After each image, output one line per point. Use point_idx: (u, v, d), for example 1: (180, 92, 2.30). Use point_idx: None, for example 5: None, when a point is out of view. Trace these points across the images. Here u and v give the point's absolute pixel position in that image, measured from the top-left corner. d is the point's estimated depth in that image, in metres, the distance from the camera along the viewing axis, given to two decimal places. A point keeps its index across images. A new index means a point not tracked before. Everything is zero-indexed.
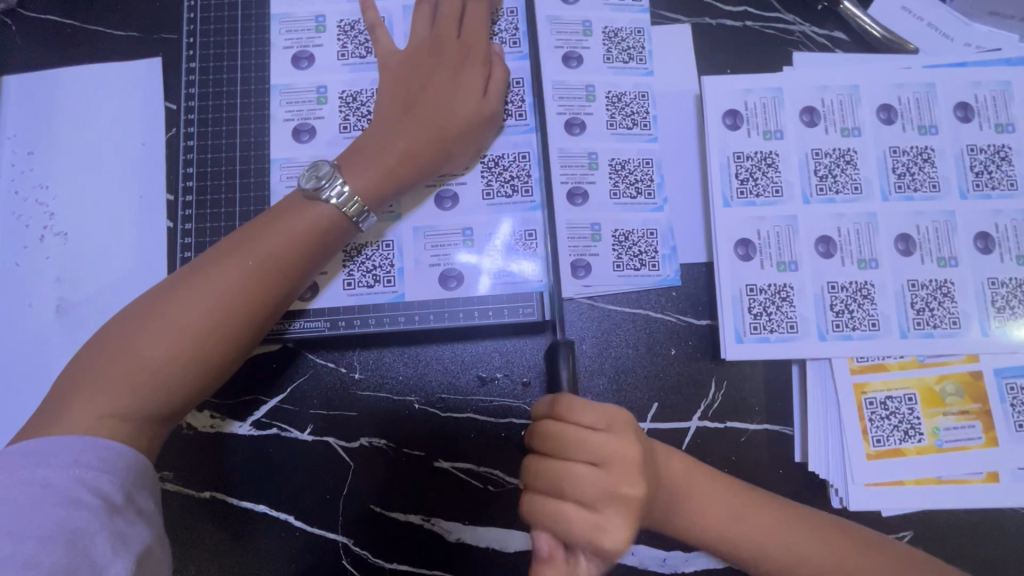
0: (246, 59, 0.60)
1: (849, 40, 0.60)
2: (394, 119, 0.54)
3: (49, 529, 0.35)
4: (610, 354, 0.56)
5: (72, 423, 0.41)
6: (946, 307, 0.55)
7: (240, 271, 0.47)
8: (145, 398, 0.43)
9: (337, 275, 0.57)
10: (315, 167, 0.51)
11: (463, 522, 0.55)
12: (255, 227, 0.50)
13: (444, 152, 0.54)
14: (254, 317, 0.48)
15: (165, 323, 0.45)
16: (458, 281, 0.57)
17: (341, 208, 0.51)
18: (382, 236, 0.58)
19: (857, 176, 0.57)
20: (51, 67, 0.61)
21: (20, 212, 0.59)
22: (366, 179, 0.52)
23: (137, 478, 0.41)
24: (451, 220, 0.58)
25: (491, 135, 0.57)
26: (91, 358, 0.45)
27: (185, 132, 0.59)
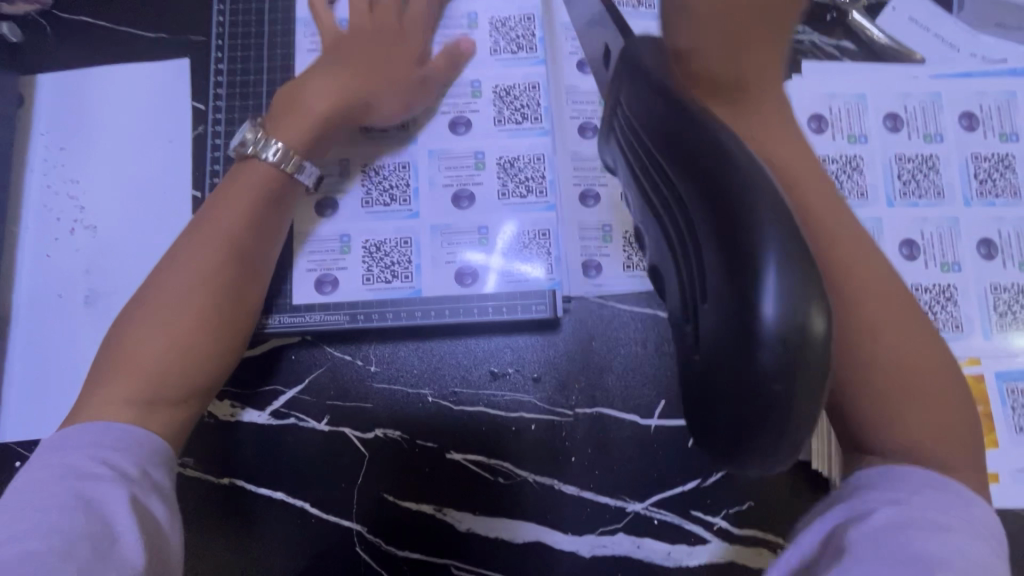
0: (272, 62, 0.62)
1: (856, 49, 0.62)
2: (325, 71, 0.55)
3: (70, 502, 0.37)
4: (619, 351, 0.59)
5: (97, 406, 0.43)
6: (949, 310, 0.57)
7: (201, 247, 0.49)
8: (156, 380, 0.45)
9: (356, 270, 0.60)
10: (247, 129, 0.53)
11: (474, 512, 0.57)
12: (210, 206, 0.51)
13: (368, 101, 0.56)
14: (226, 281, 0.49)
15: (150, 314, 0.46)
16: (474, 278, 0.60)
17: (278, 166, 0.52)
18: (401, 233, 0.60)
19: (863, 182, 0.59)
20: (83, 66, 0.64)
21: (51, 206, 0.61)
22: (290, 132, 0.53)
23: (154, 453, 0.43)
24: (466, 218, 0.60)
25: (419, 98, 0.60)
26: (103, 349, 0.47)
27: (213, 131, 0.61)
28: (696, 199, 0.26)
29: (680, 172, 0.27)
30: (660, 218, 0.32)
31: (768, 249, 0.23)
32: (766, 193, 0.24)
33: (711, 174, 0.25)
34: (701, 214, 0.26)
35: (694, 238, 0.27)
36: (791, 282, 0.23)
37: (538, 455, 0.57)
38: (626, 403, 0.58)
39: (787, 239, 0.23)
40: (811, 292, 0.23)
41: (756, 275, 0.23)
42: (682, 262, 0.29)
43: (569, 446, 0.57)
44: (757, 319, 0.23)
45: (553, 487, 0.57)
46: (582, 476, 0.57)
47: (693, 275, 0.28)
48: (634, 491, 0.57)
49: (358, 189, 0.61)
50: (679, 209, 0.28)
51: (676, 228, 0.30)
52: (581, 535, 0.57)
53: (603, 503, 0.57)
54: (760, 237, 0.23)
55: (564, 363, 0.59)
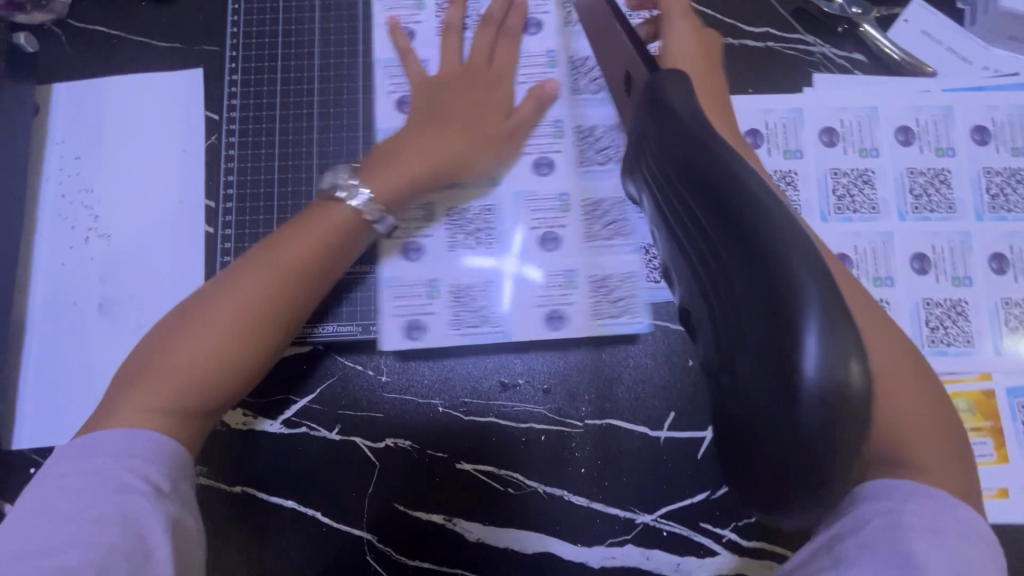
0: (285, 73, 0.62)
1: (867, 61, 0.62)
2: (417, 127, 0.57)
3: (107, 514, 0.38)
4: (630, 363, 0.59)
5: (122, 412, 0.43)
6: (960, 325, 0.56)
7: (262, 270, 0.49)
8: (183, 390, 0.45)
9: (442, 315, 0.59)
10: (335, 171, 0.54)
11: (484, 522, 0.57)
12: (282, 232, 0.52)
13: (463, 161, 0.57)
14: (272, 306, 0.49)
15: (197, 325, 0.46)
16: (563, 323, 0.59)
17: (363, 212, 0.53)
18: (485, 276, 0.60)
19: (874, 196, 0.59)
20: (98, 76, 0.64)
21: (66, 214, 0.62)
22: (382, 182, 0.54)
23: (181, 465, 0.44)
24: (556, 261, 0.60)
25: (509, 152, 0.60)
26: (139, 355, 0.47)
27: (227, 142, 0.61)
28: (714, 224, 0.22)
29: (692, 190, 0.23)
30: (669, 234, 0.27)
31: (805, 288, 0.19)
32: (786, 222, 0.20)
33: (726, 198, 0.21)
34: (722, 242, 0.21)
35: (713, 267, 0.23)
36: (833, 328, 0.19)
37: (547, 466, 0.58)
38: (636, 414, 0.58)
39: (820, 277, 0.19)
40: (848, 341, 0.19)
41: (796, 320, 0.19)
42: (701, 288, 0.25)
43: (580, 457, 0.58)
44: (798, 370, 0.19)
45: (563, 498, 0.57)
46: (592, 487, 0.57)
47: (717, 306, 0.23)
48: (644, 503, 0.57)
49: (443, 233, 0.61)
50: (692, 231, 0.24)
51: (689, 252, 0.25)
52: (590, 546, 0.57)
53: (612, 515, 0.57)
54: (793, 275, 0.19)
55: (575, 374, 0.59)
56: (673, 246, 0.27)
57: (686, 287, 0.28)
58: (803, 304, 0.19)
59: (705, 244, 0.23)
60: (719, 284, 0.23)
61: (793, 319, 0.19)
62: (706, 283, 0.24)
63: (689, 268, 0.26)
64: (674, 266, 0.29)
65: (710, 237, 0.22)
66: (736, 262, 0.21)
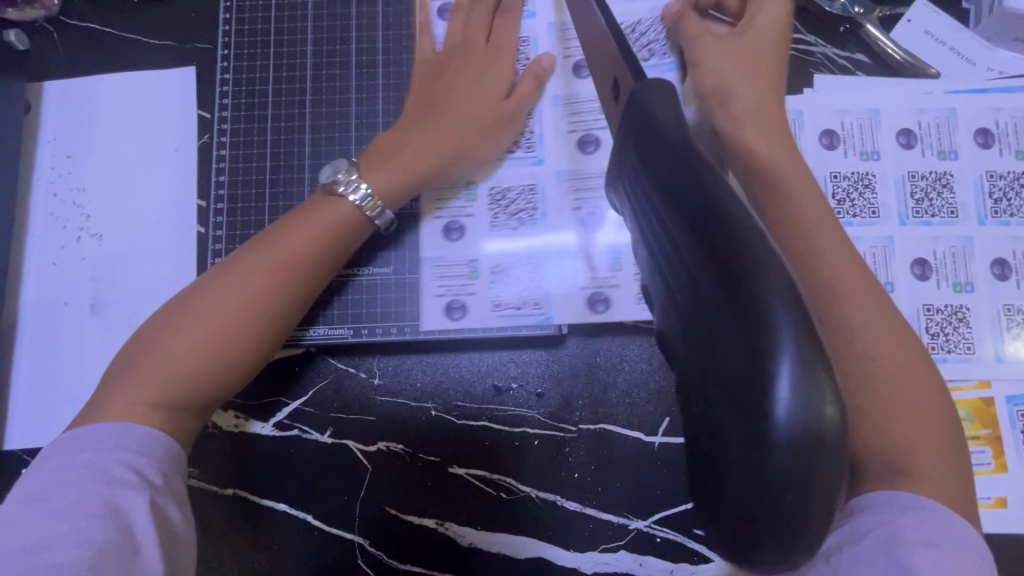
0: (277, 72, 0.62)
1: (870, 62, 0.61)
2: (417, 119, 0.56)
3: (96, 507, 0.37)
4: (624, 368, 0.58)
5: (112, 405, 0.43)
6: (961, 332, 0.56)
7: (260, 265, 0.48)
8: (170, 387, 0.44)
9: (485, 297, 0.59)
10: (335, 164, 0.53)
11: (476, 527, 0.57)
12: (279, 226, 0.51)
13: (463, 150, 0.56)
14: (264, 305, 0.48)
15: (191, 320, 0.46)
16: (605, 305, 0.58)
17: (362, 209, 0.52)
18: (531, 257, 0.59)
19: (875, 200, 0.58)
20: (90, 73, 0.64)
21: (58, 213, 0.61)
22: (383, 178, 0.53)
23: (172, 462, 0.43)
24: (597, 242, 0.59)
25: (510, 134, 0.59)
26: (130, 348, 0.46)
27: (219, 141, 0.61)
28: (692, 248, 0.21)
29: (671, 210, 0.22)
30: (650, 255, 0.26)
31: (781, 321, 0.18)
32: (765, 248, 0.19)
33: (704, 222, 0.20)
34: (700, 267, 0.20)
35: (692, 292, 0.22)
36: (807, 365, 0.18)
37: (540, 471, 0.57)
38: (630, 420, 0.58)
39: (797, 311, 0.18)
40: (824, 378, 0.18)
41: (771, 353, 0.18)
42: (680, 313, 0.24)
43: (573, 463, 0.57)
44: (770, 407, 0.18)
45: (556, 504, 0.57)
46: (585, 493, 0.57)
47: (695, 333, 0.23)
48: (637, 509, 0.57)
49: (484, 212, 0.60)
50: (672, 253, 0.23)
51: (669, 274, 0.24)
52: (583, 552, 0.57)
53: (605, 520, 0.57)
54: (770, 307, 0.18)
55: (569, 379, 0.58)
56: (655, 267, 0.26)
57: (665, 312, 0.27)
58: (778, 337, 0.18)
59: (684, 268, 0.22)
60: (698, 310, 0.22)
61: (767, 352, 0.18)
62: (685, 308, 0.23)
63: (669, 291, 0.25)
64: (655, 287, 0.28)
65: (689, 261, 0.21)
66: (714, 289, 0.20)
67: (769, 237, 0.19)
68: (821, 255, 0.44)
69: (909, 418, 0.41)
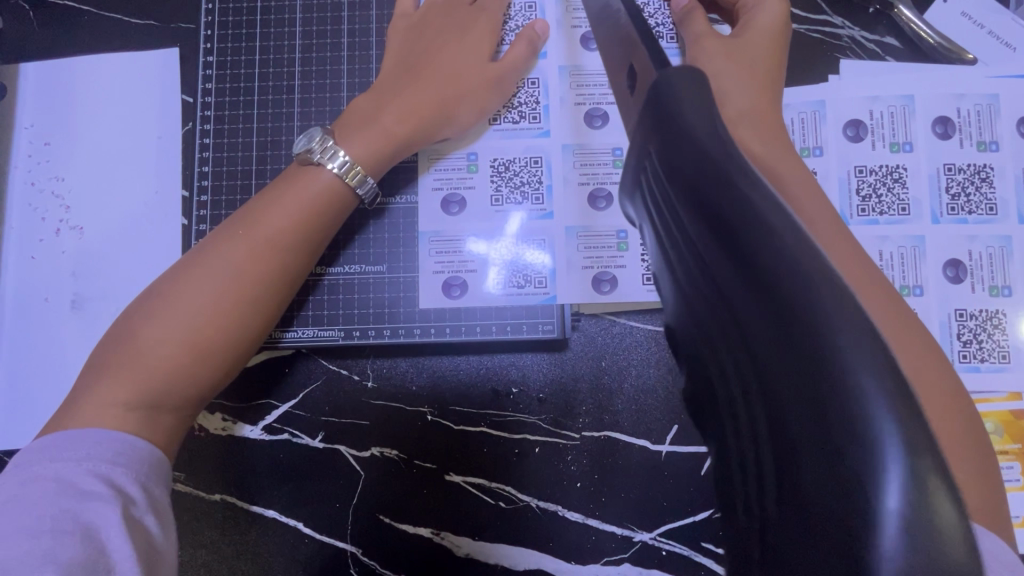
0: (264, 54, 0.58)
1: (902, 46, 0.56)
2: (395, 80, 0.52)
3: (64, 523, 0.34)
4: (631, 372, 0.55)
5: (86, 407, 0.40)
6: (995, 339, 0.52)
7: (234, 251, 0.45)
8: (145, 393, 0.41)
9: (488, 279, 0.56)
10: (308, 134, 0.49)
11: (474, 537, 0.54)
12: (253, 210, 0.47)
13: (445, 115, 0.52)
14: (241, 296, 0.44)
15: (163, 313, 0.43)
16: (611, 286, 0.55)
17: (342, 178, 0.48)
18: (535, 235, 0.56)
19: (906, 196, 0.54)
20: (68, 55, 0.60)
21: (35, 204, 0.58)
22: (361, 145, 0.49)
23: (153, 471, 0.40)
24: (604, 219, 0.56)
25: (497, 99, 0.54)
26: (105, 342, 0.43)
27: (202, 128, 0.57)
28: (741, 293, 0.16)
29: (708, 241, 0.17)
30: (678, 278, 0.22)
31: (880, 417, 0.13)
32: (847, 302, 0.14)
33: (752, 256, 0.15)
34: (754, 320, 0.16)
35: (742, 349, 0.17)
36: (930, 492, 0.12)
37: (540, 481, 0.54)
38: (637, 427, 0.55)
39: (902, 400, 0.13)
40: (945, 494, 0.12)
41: (868, 468, 0.13)
42: (722, 371, 0.19)
43: (575, 472, 0.54)
44: (865, 551, 0.13)
45: (558, 514, 0.54)
46: (588, 503, 0.54)
47: (746, 402, 0.18)
48: (643, 521, 0.54)
49: (486, 186, 0.56)
50: (712, 294, 0.18)
51: (706, 318, 0.19)
52: (586, 565, 0.54)
53: (609, 533, 0.54)
54: (864, 394, 0.13)
55: (572, 383, 0.55)
56: (685, 303, 0.21)
57: (697, 358, 0.22)
58: (880, 444, 0.13)
59: (728, 313, 0.17)
60: (751, 375, 0.17)
61: (861, 465, 0.13)
62: (732, 367, 0.18)
63: (706, 338, 0.20)
64: (683, 328, 0.23)
65: (735, 308, 0.17)
66: (777, 353, 0.15)
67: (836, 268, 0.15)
68: (838, 241, 0.39)
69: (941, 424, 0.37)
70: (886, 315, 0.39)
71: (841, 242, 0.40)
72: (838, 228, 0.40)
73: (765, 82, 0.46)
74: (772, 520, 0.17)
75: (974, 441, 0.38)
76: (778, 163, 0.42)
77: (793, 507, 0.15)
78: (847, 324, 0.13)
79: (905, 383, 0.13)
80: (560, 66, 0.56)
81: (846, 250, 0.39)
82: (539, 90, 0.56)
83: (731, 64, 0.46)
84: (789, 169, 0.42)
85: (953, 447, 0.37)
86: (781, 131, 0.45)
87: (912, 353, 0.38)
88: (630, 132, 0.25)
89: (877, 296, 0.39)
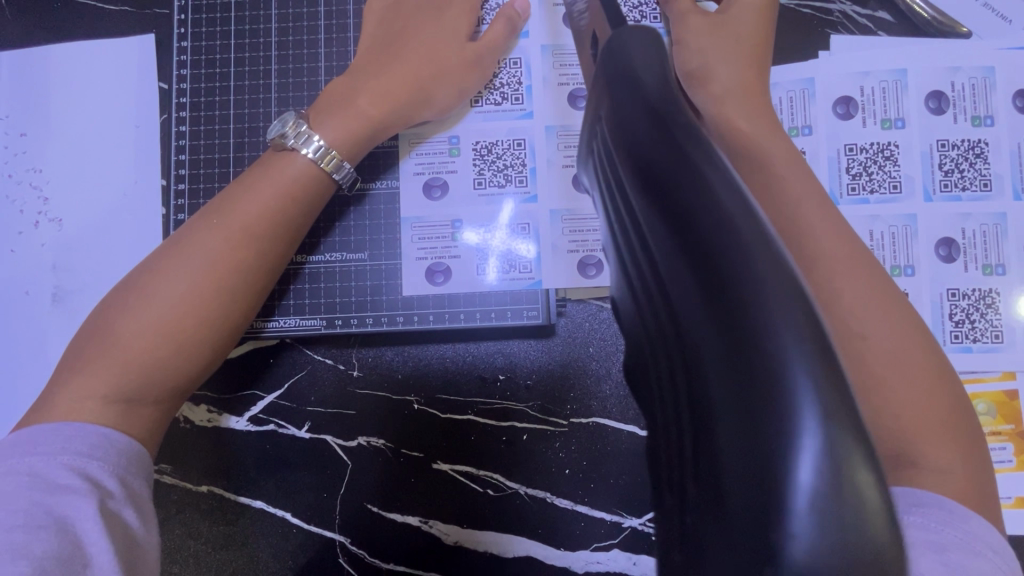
0: (239, 39, 0.56)
1: (894, 20, 0.54)
2: (372, 61, 0.51)
3: (37, 517, 0.33)
4: (617, 359, 0.54)
5: (64, 400, 0.40)
6: (988, 319, 0.51)
7: (211, 239, 0.44)
8: (116, 383, 0.40)
9: (472, 263, 0.55)
10: (281, 119, 0.48)
11: (462, 525, 0.54)
12: (230, 197, 0.46)
13: (423, 96, 0.51)
14: (218, 285, 0.44)
15: (140, 304, 0.42)
16: (598, 269, 0.55)
17: (318, 163, 0.47)
18: (519, 217, 0.55)
19: (897, 173, 0.53)
20: (41, 44, 0.59)
21: (12, 197, 0.57)
22: (339, 130, 0.48)
23: (132, 463, 0.39)
24: (589, 202, 0.55)
25: (478, 80, 0.53)
26: (83, 334, 0.43)
27: (178, 116, 0.56)
28: (673, 266, 0.15)
29: (648, 213, 0.17)
30: (623, 258, 0.21)
31: (799, 381, 0.12)
32: (777, 261, 0.13)
33: (687, 224, 0.14)
34: (680, 285, 0.15)
35: (669, 316, 0.16)
36: (842, 462, 0.11)
37: (528, 468, 0.54)
38: (625, 413, 0.54)
39: (821, 364, 0.12)
40: (862, 471, 0.12)
41: (782, 437, 0.12)
42: (655, 341, 0.18)
43: (562, 459, 0.54)
44: (775, 530, 0.12)
45: (545, 501, 0.54)
46: (576, 489, 0.54)
47: (672, 372, 0.17)
48: (632, 507, 0.53)
49: (469, 169, 0.55)
50: (650, 270, 0.17)
51: (645, 297, 0.19)
52: (574, 551, 0.54)
53: (598, 519, 0.53)
54: (786, 360, 0.12)
55: (557, 370, 0.55)
56: (629, 284, 0.21)
57: (638, 339, 0.21)
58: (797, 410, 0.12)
59: (661, 290, 0.17)
60: (678, 353, 0.16)
61: (776, 434, 0.12)
62: (662, 346, 0.18)
63: (645, 318, 0.19)
64: (625, 300, 0.22)
65: (665, 274, 0.16)
66: (699, 315, 0.14)
67: (773, 236, 0.14)
68: (823, 219, 0.38)
69: (930, 406, 0.36)
70: (874, 295, 0.38)
71: (828, 220, 0.38)
72: (824, 206, 0.39)
73: (749, 58, 0.45)
74: (690, 503, 0.16)
75: (970, 423, 0.37)
76: (762, 141, 0.41)
77: (710, 486, 0.14)
78: (773, 280, 0.13)
79: (829, 350, 0.13)
80: (542, 46, 0.55)
81: (831, 227, 0.38)
82: (521, 70, 0.55)
83: (716, 39, 0.45)
84: (773, 146, 0.41)
85: (948, 428, 0.36)
86: (768, 109, 0.43)
87: (898, 335, 0.37)
88: (589, 97, 0.24)
89: (862, 274, 0.38)
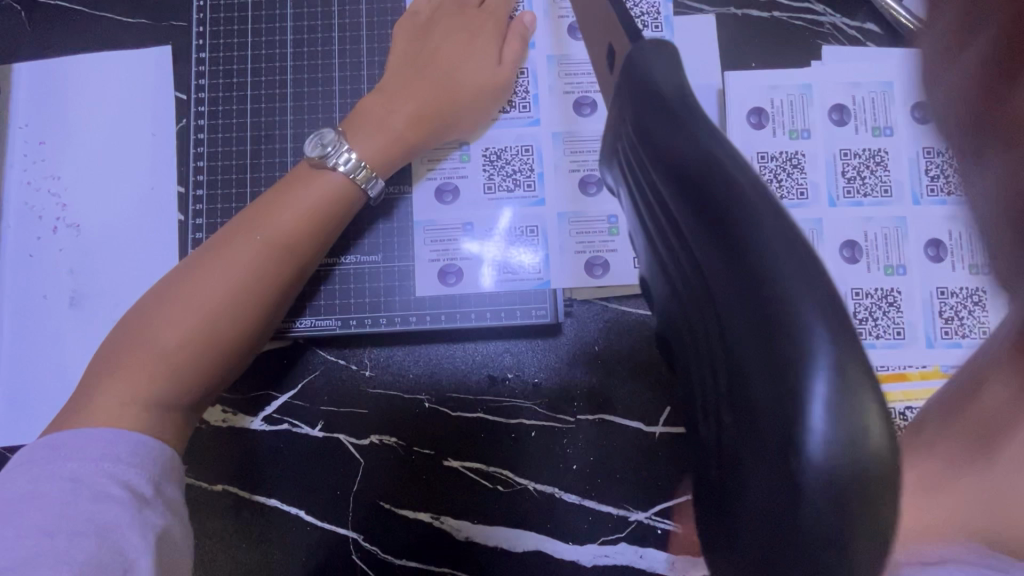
0: (256, 50, 0.59)
1: (883, 33, 0.57)
2: (403, 80, 0.54)
3: (79, 524, 0.34)
4: (623, 356, 0.56)
5: (98, 402, 0.41)
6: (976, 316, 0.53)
7: (248, 245, 0.46)
8: (157, 381, 0.42)
9: (483, 266, 0.57)
10: (320, 134, 0.51)
11: (473, 520, 0.55)
12: (263, 204, 0.49)
13: (451, 119, 0.54)
14: (251, 285, 0.46)
15: (179, 305, 0.44)
16: (603, 270, 0.57)
17: (351, 177, 0.50)
18: (528, 220, 0.57)
19: (888, 178, 0.55)
20: (62, 55, 0.61)
21: (33, 203, 0.59)
22: (370, 145, 0.51)
23: (167, 468, 0.40)
24: (596, 205, 0.57)
25: (497, 104, 0.56)
26: (120, 333, 0.45)
27: (196, 125, 0.58)
28: (704, 248, 0.18)
29: (676, 203, 0.19)
30: (654, 245, 0.23)
31: (814, 334, 0.14)
32: (793, 233, 0.15)
33: (712, 209, 0.16)
34: (710, 264, 0.17)
35: (703, 297, 0.19)
36: (851, 394, 0.14)
37: (536, 464, 0.55)
38: (630, 410, 0.56)
39: (834, 319, 0.14)
40: (871, 404, 0.14)
41: (802, 382, 0.14)
42: (691, 317, 0.21)
43: (570, 455, 0.55)
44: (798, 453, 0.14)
45: (554, 496, 0.55)
46: (583, 484, 0.55)
47: (707, 342, 0.20)
48: (637, 501, 0.55)
49: (479, 174, 0.57)
50: (681, 253, 0.20)
51: (678, 278, 0.21)
52: (583, 545, 0.55)
53: (604, 513, 0.55)
54: (802, 318, 0.14)
55: (567, 370, 0.56)
56: (660, 268, 0.23)
57: (673, 318, 0.24)
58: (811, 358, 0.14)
59: (694, 269, 0.19)
60: (713, 324, 0.19)
61: (797, 380, 0.14)
62: (698, 320, 0.20)
63: (678, 296, 0.22)
64: (657, 285, 0.25)
65: (698, 256, 0.18)
66: (729, 288, 0.17)
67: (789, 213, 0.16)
68: None
69: None
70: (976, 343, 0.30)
71: None
72: None
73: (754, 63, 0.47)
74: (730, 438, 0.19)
75: None
76: None
77: (747, 430, 0.17)
78: (788, 252, 0.15)
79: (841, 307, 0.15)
80: (548, 56, 0.57)
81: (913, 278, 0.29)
82: (528, 79, 0.58)
83: None
84: None
85: None
86: None
87: None
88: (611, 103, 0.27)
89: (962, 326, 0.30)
